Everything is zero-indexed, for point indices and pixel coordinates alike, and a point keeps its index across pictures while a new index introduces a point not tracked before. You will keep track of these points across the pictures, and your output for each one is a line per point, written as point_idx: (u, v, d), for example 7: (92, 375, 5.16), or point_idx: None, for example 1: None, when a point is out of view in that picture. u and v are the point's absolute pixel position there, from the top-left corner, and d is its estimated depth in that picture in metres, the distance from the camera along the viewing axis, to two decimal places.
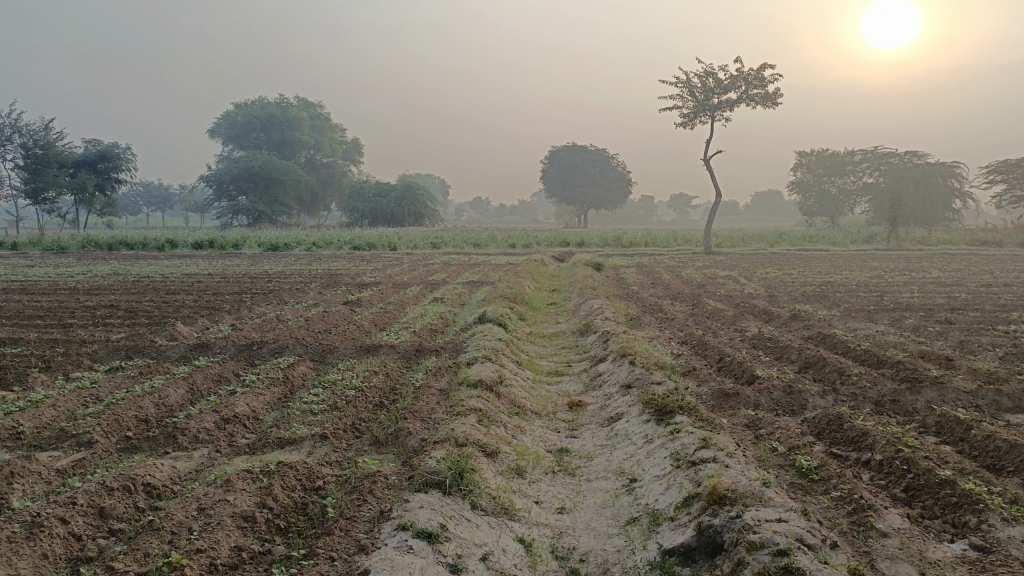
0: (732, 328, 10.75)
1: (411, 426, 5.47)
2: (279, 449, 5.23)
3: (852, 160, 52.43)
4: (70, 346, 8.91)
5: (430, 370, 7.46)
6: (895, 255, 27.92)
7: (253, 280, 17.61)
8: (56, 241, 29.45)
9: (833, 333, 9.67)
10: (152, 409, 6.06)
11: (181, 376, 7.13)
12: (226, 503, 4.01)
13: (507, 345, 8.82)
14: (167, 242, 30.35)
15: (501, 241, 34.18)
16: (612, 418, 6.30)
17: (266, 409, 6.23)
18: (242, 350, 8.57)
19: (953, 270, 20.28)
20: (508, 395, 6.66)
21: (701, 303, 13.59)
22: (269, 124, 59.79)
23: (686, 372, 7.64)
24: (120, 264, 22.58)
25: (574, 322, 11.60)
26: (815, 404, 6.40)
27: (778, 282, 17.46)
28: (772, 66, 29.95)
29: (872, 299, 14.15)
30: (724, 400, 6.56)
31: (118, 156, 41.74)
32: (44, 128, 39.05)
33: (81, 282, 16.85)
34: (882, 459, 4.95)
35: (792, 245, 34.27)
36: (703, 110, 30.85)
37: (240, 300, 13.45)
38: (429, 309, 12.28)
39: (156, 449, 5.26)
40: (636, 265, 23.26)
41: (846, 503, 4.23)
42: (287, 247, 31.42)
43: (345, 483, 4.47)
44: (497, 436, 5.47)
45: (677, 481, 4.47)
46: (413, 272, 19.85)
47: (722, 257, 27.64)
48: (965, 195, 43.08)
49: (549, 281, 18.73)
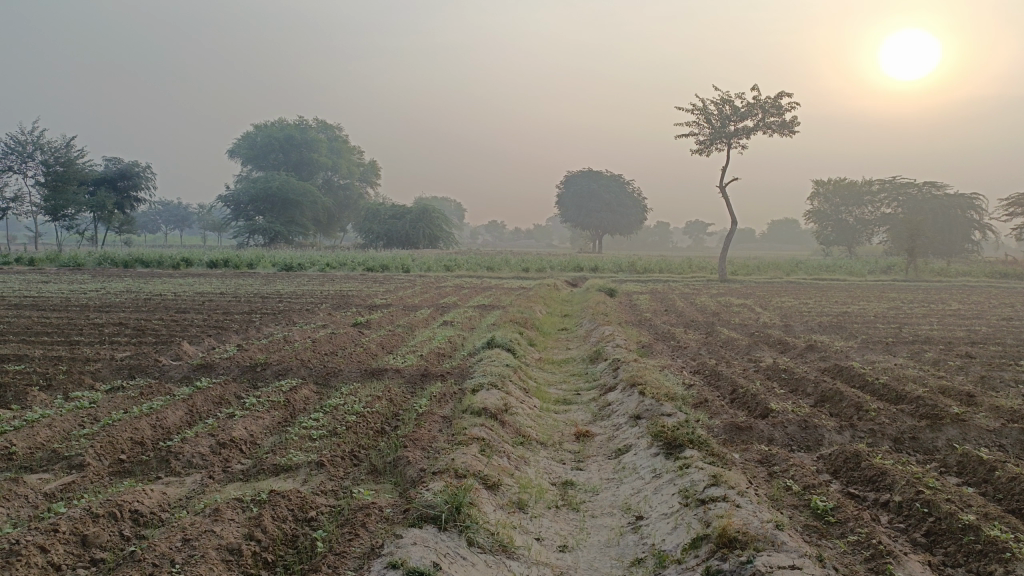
0: (746, 358, 10.52)
1: (410, 454, 5.30)
2: (274, 476, 5.08)
3: (870, 190, 52.07)
4: (73, 364, 8.82)
5: (434, 396, 7.29)
6: (914, 286, 27.53)
7: (264, 300, 17.54)
8: (73, 257, 29.67)
9: (851, 366, 9.42)
10: (148, 432, 5.93)
11: (180, 396, 7.00)
12: (212, 534, 3.85)
13: (515, 372, 8.64)
14: (182, 260, 30.48)
15: (514, 265, 34.09)
16: (620, 449, 6.10)
17: (264, 433, 6.07)
18: (246, 371, 8.44)
19: (973, 303, 19.91)
20: (513, 423, 6.48)
21: (715, 332, 13.37)
22: (287, 146, 60.21)
23: (698, 403, 7.42)
24: (134, 281, 22.71)
25: (585, 349, 11.40)
26: (830, 439, 6.17)
27: (794, 312, 17.17)
28: (789, 94, 29.80)
29: (890, 331, 13.88)
30: (736, 433, 6.34)
31: (139, 175, 42.00)
32: (66, 146, 39.40)
33: (93, 299, 16.88)
34: (901, 501, 4.72)
35: (809, 274, 33.95)
36: (720, 138, 30.73)
37: (248, 320, 13.40)
38: (438, 332, 12.13)
39: (148, 474, 5.12)
40: (650, 292, 23.04)
41: (863, 548, 4.00)
42: (301, 267, 31.50)
43: (339, 515, 4.29)
44: (499, 466, 5.28)
45: (685, 521, 4.26)
46: (424, 294, 19.78)
47: (738, 285, 27.38)
48: (985, 227, 42.56)
49: (561, 306, 18.55)
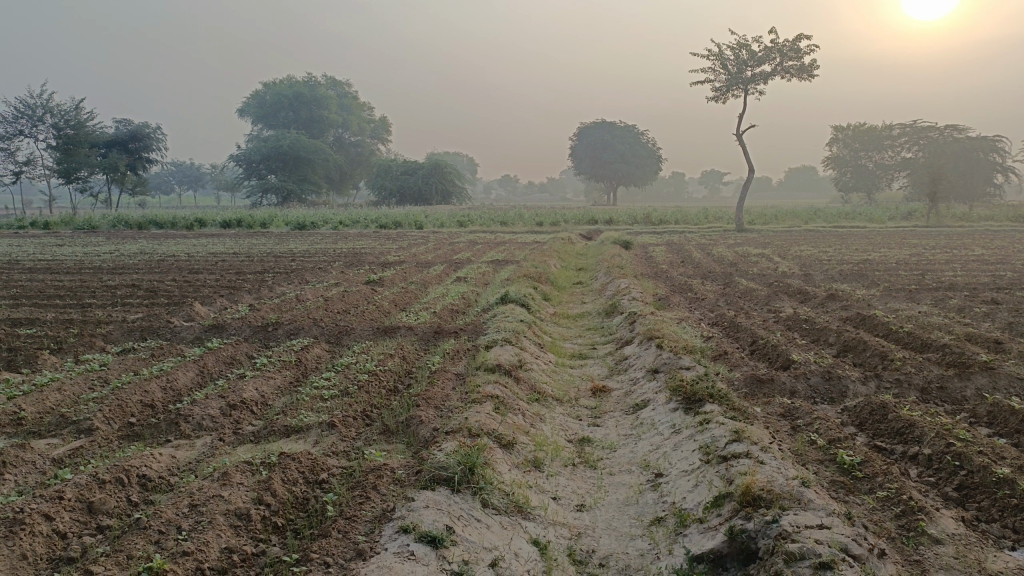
0: (766, 309, 10.30)
1: (423, 414, 5.17)
2: (286, 438, 4.98)
3: (891, 134, 51.01)
4: (85, 327, 8.74)
5: (447, 353, 7.16)
6: (935, 231, 27.05)
7: (277, 259, 17.43)
8: (87, 220, 29.68)
9: (873, 314, 9.18)
10: (158, 394, 5.84)
11: (191, 358, 6.91)
12: (220, 499, 3.74)
13: (529, 327, 8.49)
14: (195, 221, 30.41)
15: (528, 219, 33.78)
16: (638, 405, 5.95)
17: (276, 394, 5.96)
18: (258, 331, 8.34)
19: (996, 247, 19.50)
20: (528, 379, 6.36)
21: (733, 283, 13.10)
22: (297, 104, 59.61)
23: (717, 355, 7.25)
24: (147, 243, 22.65)
25: (600, 302, 11.22)
26: (855, 391, 6.00)
27: (813, 260, 16.87)
28: (808, 36, 28.93)
29: (912, 278, 13.55)
30: (757, 386, 6.17)
31: (149, 135, 41.75)
32: (76, 108, 39.11)
33: (106, 260, 16.85)
34: (931, 453, 4.56)
35: (827, 222, 33.44)
36: (737, 84, 30.00)
37: (260, 280, 13.27)
38: (452, 289, 11.99)
39: (158, 438, 5.03)
40: (666, 243, 22.77)
41: (893, 505, 3.84)
42: (314, 225, 31.36)
43: (352, 477, 4.19)
44: (514, 424, 5.15)
45: (707, 479, 4.11)
46: (437, 250, 19.59)
47: (756, 235, 26.97)
48: (1008, 169, 41.61)
49: (576, 259, 18.34)
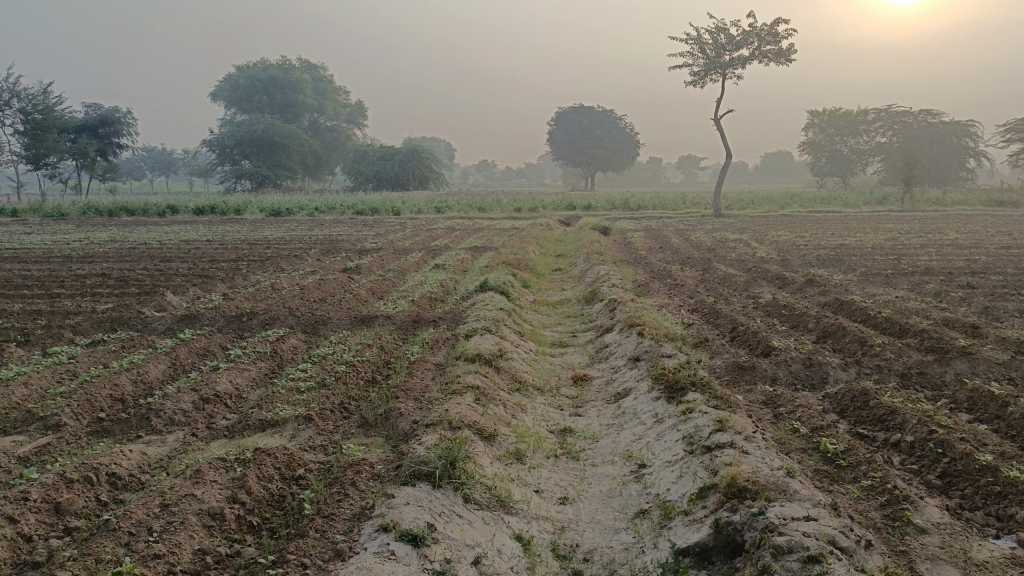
0: (745, 294, 10.30)
1: (403, 406, 5.07)
2: (260, 432, 4.86)
3: (866, 119, 51.45)
4: (52, 318, 8.51)
5: (426, 343, 7.06)
6: (909, 216, 27.32)
7: (252, 247, 17.16)
8: (56, 207, 29.01)
9: (852, 300, 9.20)
10: (129, 388, 5.69)
11: (163, 350, 6.74)
12: (193, 497, 3.63)
13: (509, 315, 8.41)
14: (167, 208, 29.90)
15: (506, 205, 33.61)
16: (619, 394, 5.90)
17: (250, 386, 5.83)
18: (232, 322, 8.17)
19: (970, 232, 19.71)
20: (508, 369, 6.28)
21: (712, 268, 13.10)
22: (271, 87, 58.88)
23: (698, 343, 7.21)
24: (118, 230, 22.23)
25: (580, 289, 11.17)
26: (836, 377, 6.00)
27: (791, 246, 16.91)
28: (786, 20, 28.96)
29: (889, 262, 13.65)
30: (739, 374, 6.14)
31: (119, 120, 41.15)
32: (43, 93, 37.98)
33: (76, 249, 16.47)
34: (913, 441, 4.55)
35: (803, 207, 33.64)
36: (714, 68, 29.98)
37: (234, 268, 13.05)
38: (430, 276, 11.86)
39: (128, 433, 4.89)
40: (644, 229, 22.75)
41: (878, 494, 3.82)
42: (290, 212, 30.95)
43: (329, 472, 4.09)
44: (495, 416, 5.07)
45: (691, 470, 4.06)
46: (414, 237, 19.42)
47: (733, 220, 27.05)
48: (981, 154, 42.08)
49: (555, 246, 18.27)
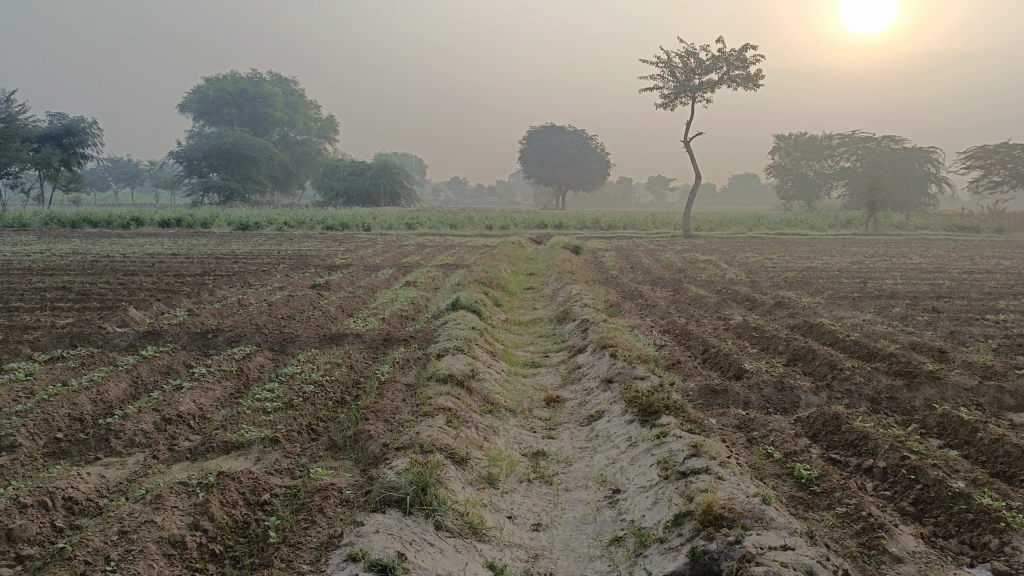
0: (716, 316, 10.35)
1: (373, 428, 4.96)
2: (225, 454, 4.71)
3: (830, 144, 52.50)
4: (9, 333, 8.24)
5: (397, 362, 6.95)
6: (872, 240, 27.84)
7: (219, 261, 16.89)
8: (17, 218, 28.31)
9: (820, 322, 9.28)
10: (89, 407, 5.51)
11: (124, 368, 6.55)
12: (152, 525, 3.48)
13: (481, 334, 8.34)
14: (133, 220, 29.40)
15: (478, 222, 33.58)
16: (592, 416, 5.84)
17: (214, 407, 5.66)
18: (197, 338, 7.98)
19: (932, 256, 20.09)
20: (480, 390, 6.19)
21: (682, 289, 13.16)
22: (241, 100, 58.58)
23: (670, 365, 7.19)
24: (81, 242, 21.72)
25: (551, 308, 11.13)
26: (807, 401, 6.01)
27: (759, 267, 17.08)
28: (754, 46, 29.44)
29: (855, 285, 13.83)
30: (712, 397, 6.12)
31: (84, 130, 40.51)
32: (6, 101, 37.17)
33: (36, 261, 16.06)
34: (886, 466, 4.55)
35: (770, 229, 34.14)
36: (684, 91, 30.37)
37: (201, 283, 12.81)
38: (401, 294, 11.74)
39: (86, 455, 4.71)
40: (614, 249, 22.87)
41: (853, 521, 3.80)
42: (258, 226, 30.59)
43: (296, 497, 3.97)
44: (467, 438, 4.98)
45: (666, 496, 4.01)
46: (385, 253, 19.25)
47: (702, 241, 27.31)
48: (941, 180, 43.07)
49: (526, 264, 18.26)
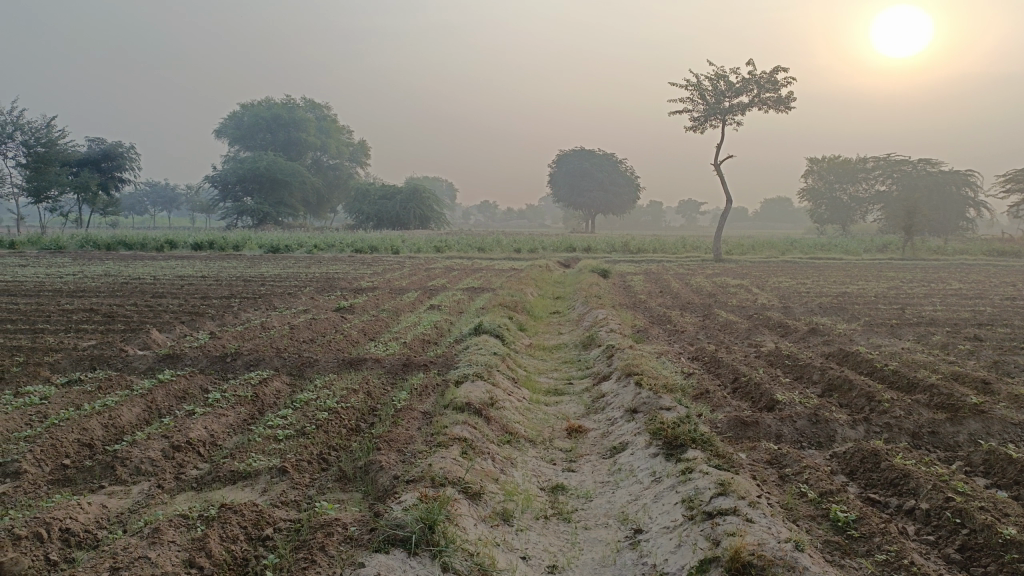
0: (746, 343, 10.03)
1: (385, 459, 4.77)
2: (231, 485, 4.54)
3: (864, 168, 51.70)
4: (30, 355, 8.22)
5: (415, 389, 6.76)
6: (910, 264, 27.21)
7: (246, 283, 16.95)
8: (54, 240, 28.81)
9: (857, 350, 8.93)
10: (99, 432, 5.40)
11: (139, 392, 6.44)
12: (145, 562, 3.31)
13: (503, 360, 8.13)
14: (166, 242, 29.82)
15: (506, 245, 33.50)
16: (615, 448, 5.59)
17: (226, 433, 5.51)
18: (215, 362, 7.88)
19: (973, 282, 19.49)
20: (499, 419, 5.97)
21: (713, 315, 12.85)
22: (275, 124, 59.51)
23: (699, 394, 6.91)
24: (114, 264, 21.98)
25: (577, 334, 10.91)
26: (844, 435, 5.69)
27: (792, 293, 16.67)
28: (785, 69, 29.13)
29: (892, 312, 13.40)
30: (742, 430, 5.83)
31: (122, 155, 41.33)
32: (47, 126, 38.22)
33: (67, 282, 16.27)
34: (929, 508, 4.25)
35: (803, 253, 33.57)
36: (715, 114, 30.12)
37: (226, 305, 12.78)
38: (424, 317, 11.60)
39: (90, 483, 4.59)
40: (644, 272, 22.56)
41: (893, 570, 3.50)
42: (288, 248, 30.81)
43: (299, 533, 3.78)
44: (482, 471, 4.76)
45: (690, 539, 3.75)
46: (412, 276, 19.22)
47: (733, 265, 26.89)
48: (980, 204, 42.10)
49: (553, 288, 18.05)
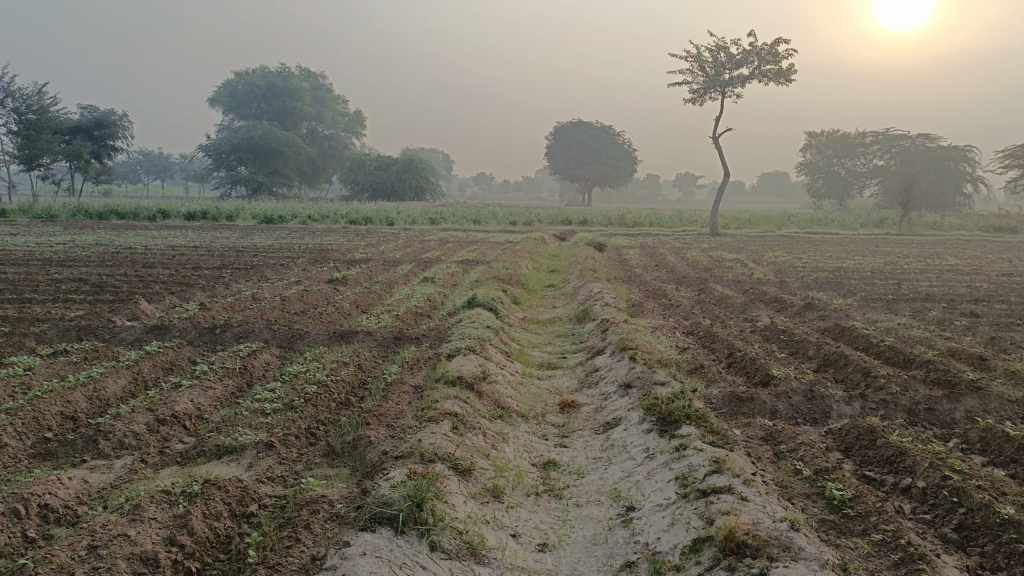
0: (742, 317, 9.95)
1: (373, 433, 4.68)
2: (216, 460, 4.46)
3: (863, 142, 51.38)
4: (16, 326, 8.08)
5: (406, 363, 6.67)
6: (906, 240, 27.11)
7: (239, 254, 16.76)
8: (46, 208, 28.49)
9: (853, 326, 8.85)
10: (83, 404, 5.29)
11: (125, 363, 6.33)
12: (124, 539, 3.23)
13: (496, 333, 8.03)
14: (159, 212, 29.53)
15: (502, 218, 33.31)
16: (608, 423, 5.52)
17: (213, 407, 5.42)
18: (204, 334, 7.77)
19: (970, 258, 19.40)
20: (491, 394, 5.89)
21: (708, 289, 12.76)
22: (270, 94, 58.85)
23: (693, 369, 6.83)
24: (106, 234, 21.75)
25: (572, 307, 10.81)
26: (840, 411, 5.62)
27: (788, 267, 16.58)
28: (786, 40, 28.75)
29: (889, 287, 13.31)
30: (736, 406, 5.76)
31: (115, 123, 41.02)
32: (38, 93, 37.55)
33: (58, 251, 16.09)
34: (926, 487, 4.18)
35: (800, 228, 33.46)
36: (714, 86, 29.79)
37: (217, 276, 12.61)
38: (417, 290, 11.49)
39: (72, 458, 4.50)
40: (640, 246, 22.43)
41: (889, 551, 3.43)
42: (282, 219, 30.56)
43: (284, 510, 3.70)
44: (472, 447, 4.68)
45: (684, 517, 3.68)
46: (406, 248, 19.10)
47: (730, 239, 26.76)
48: (978, 179, 41.94)
49: (549, 261, 17.92)
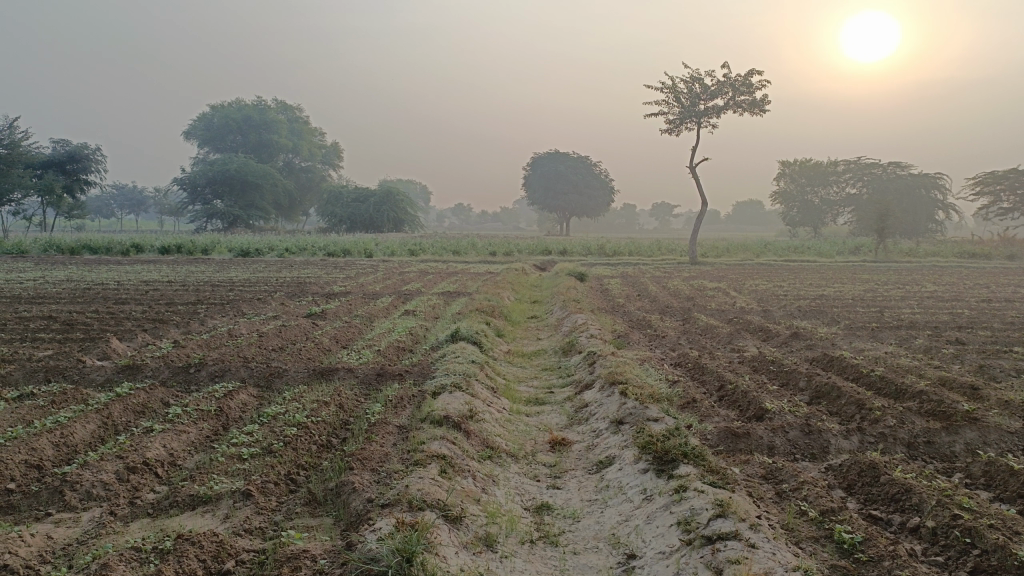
0: (729, 348, 9.82)
1: (358, 479, 4.44)
2: (190, 511, 4.19)
3: (836, 170, 52.08)
4: None
5: (389, 401, 6.44)
6: (883, 267, 27.37)
7: (214, 289, 16.40)
8: (16, 244, 27.93)
9: (841, 355, 8.73)
10: (49, 452, 5.00)
11: (94, 407, 6.03)
12: None
13: (481, 368, 7.82)
14: (133, 246, 29.03)
15: (481, 248, 33.21)
16: (602, 462, 5.32)
17: (188, 452, 5.14)
18: (178, 373, 7.48)
19: (947, 284, 19.53)
20: (479, 433, 5.66)
21: (692, 319, 12.67)
22: (246, 127, 58.72)
23: (685, 404, 6.65)
24: (78, 269, 21.29)
25: (556, 339, 10.61)
26: (838, 447, 5.47)
27: (770, 296, 16.53)
28: (760, 71, 29.13)
29: (872, 315, 13.28)
30: (733, 442, 5.58)
31: (89, 157, 40.41)
32: (9, 127, 37.13)
33: (26, 289, 15.66)
34: (936, 526, 4.02)
35: (778, 256, 33.66)
36: (690, 117, 30.08)
37: (191, 312, 12.29)
38: (398, 323, 11.26)
39: (35, 511, 4.20)
40: (620, 276, 22.37)
41: None
42: (259, 252, 30.20)
43: (263, 567, 3.45)
44: (463, 492, 4.45)
45: (689, 566, 3.48)
46: (385, 281, 18.81)
47: (709, 268, 26.81)
48: (948, 207, 42.57)
49: (530, 292, 17.78)
